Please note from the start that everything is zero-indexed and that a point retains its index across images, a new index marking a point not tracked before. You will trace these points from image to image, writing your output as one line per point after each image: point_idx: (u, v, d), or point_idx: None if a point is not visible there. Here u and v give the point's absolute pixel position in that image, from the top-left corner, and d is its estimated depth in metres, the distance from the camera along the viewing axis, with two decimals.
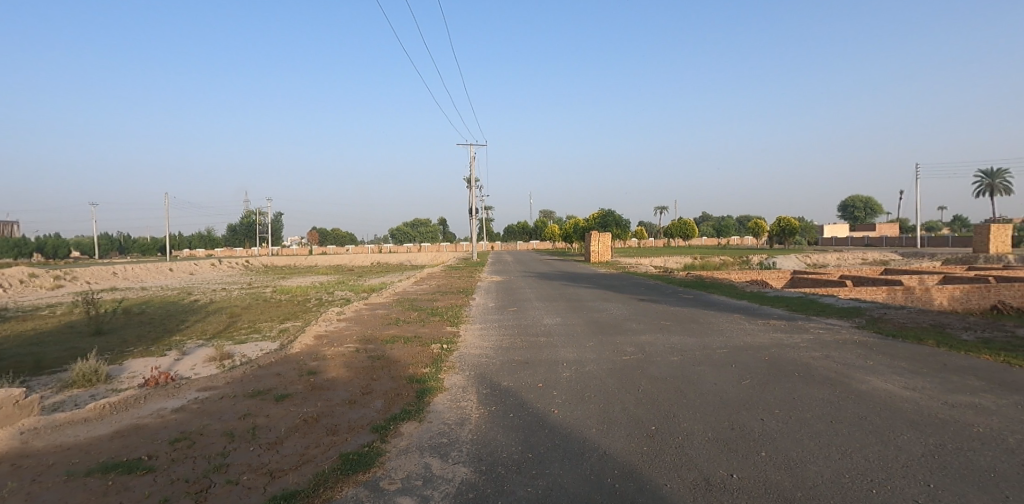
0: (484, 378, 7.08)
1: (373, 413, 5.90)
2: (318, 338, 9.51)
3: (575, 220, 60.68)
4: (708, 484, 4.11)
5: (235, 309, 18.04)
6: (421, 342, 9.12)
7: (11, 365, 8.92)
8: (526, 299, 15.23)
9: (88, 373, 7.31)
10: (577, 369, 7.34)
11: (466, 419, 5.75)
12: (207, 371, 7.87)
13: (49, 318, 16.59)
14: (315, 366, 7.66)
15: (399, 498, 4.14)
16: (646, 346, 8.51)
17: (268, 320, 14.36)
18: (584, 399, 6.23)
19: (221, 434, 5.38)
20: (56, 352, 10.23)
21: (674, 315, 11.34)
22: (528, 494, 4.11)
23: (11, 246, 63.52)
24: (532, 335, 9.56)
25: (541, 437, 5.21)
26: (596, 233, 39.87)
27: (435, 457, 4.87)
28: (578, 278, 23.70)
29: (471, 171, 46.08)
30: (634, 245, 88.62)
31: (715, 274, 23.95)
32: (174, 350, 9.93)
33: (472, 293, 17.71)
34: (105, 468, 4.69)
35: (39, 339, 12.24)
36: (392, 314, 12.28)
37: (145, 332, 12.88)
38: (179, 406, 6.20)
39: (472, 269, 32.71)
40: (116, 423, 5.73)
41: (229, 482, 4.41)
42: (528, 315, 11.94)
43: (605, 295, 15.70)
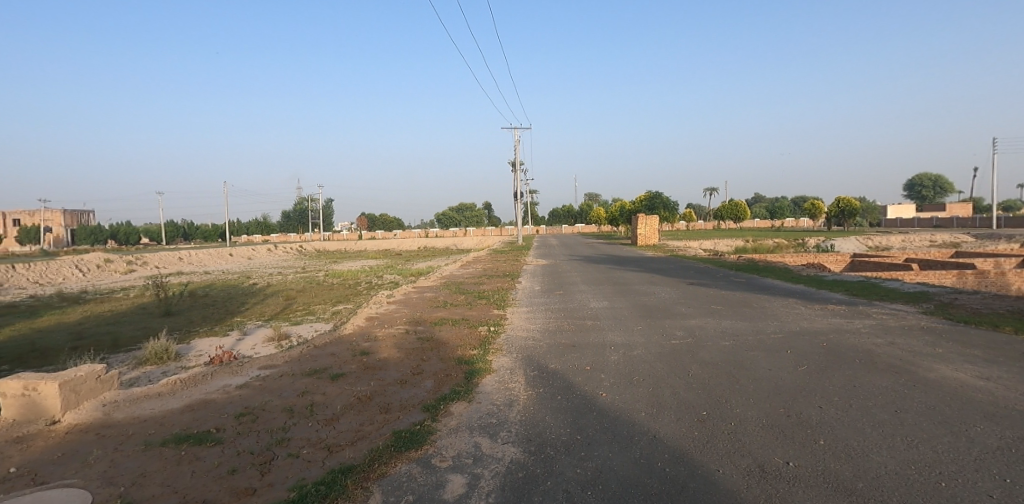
0: (532, 360, 7.10)
1: (423, 393, 6.02)
2: (369, 319, 9.79)
3: (619, 203, 59.49)
4: (763, 471, 4.01)
5: (291, 291, 18.77)
6: (468, 324, 9.24)
7: (93, 343, 9.66)
8: (571, 282, 15.19)
9: (160, 350, 7.78)
10: (625, 353, 7.25)
11: (515, 399, 5.80)
12: (266, 350, 8.26)
13: (124, 300, 17.80)
14: (367, 346, 7.91)
15: (449, 475, 4.27)
16: (696, 330, 8.33)
17: (322, 302, 14.91)
18: (632, 382, 6.16)
19: (281, 410, 5.64)
20: (131, 331, 10.95)
21: (725, 299, 11.02)
22: (577, 475, 4.13)
23: (89, 234, 68.92)
24: (579, 318, 9.50)
25: (589, 420, 5.20)
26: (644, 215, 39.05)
27: (485, 437, 4.95)
28: (625, 261, 23.50)
29: (515, 154, 45.82)
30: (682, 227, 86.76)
31: (768, 257, 23.14)
32: (236, 330, 10.47)
33: (519, 276, 17.77)
34: (178, 438, 5.04)
35: (116, 319, 13.17)
36: (440, 297, 12.51)
37: (209, 313, 13.63)
38: (242, 382, 6.53)
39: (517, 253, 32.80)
40: (186, 397, 6.09)
41: (289, 456, 4.66)
42: (574, 298, 11.89)
43: (653, 278, 15.45)
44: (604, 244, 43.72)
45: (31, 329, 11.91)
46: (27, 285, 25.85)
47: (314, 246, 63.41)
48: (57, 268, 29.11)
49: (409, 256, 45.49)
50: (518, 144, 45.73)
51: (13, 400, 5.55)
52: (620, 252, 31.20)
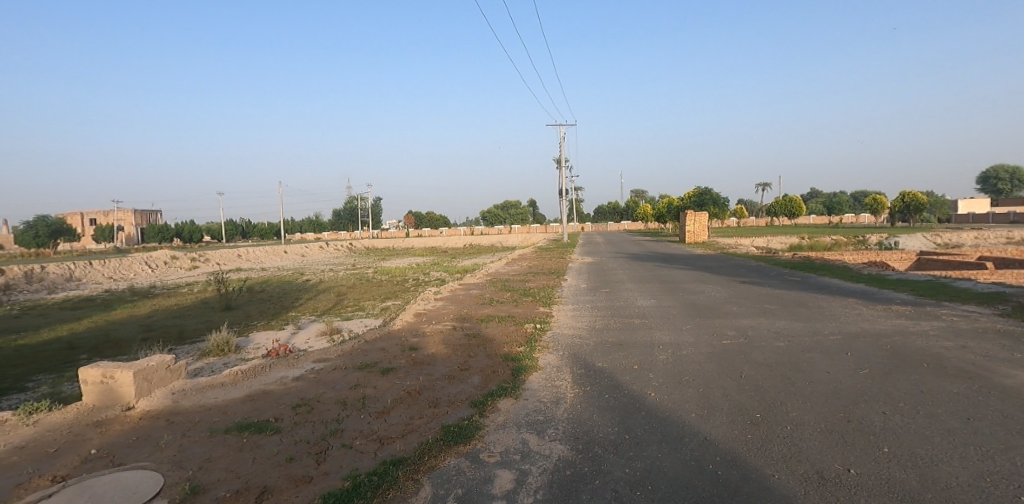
0: (579, 358, 7.05)
1: (471, 389, 6.09)
2: (417, 315, 9.98)
3: (666, 200, 58.30)
4: (822, 478, 3.83)
5: (342, 288, 19.37)
6: (515, 321, 9.27)
7: (162, 334, 10.28)
8: (618, 280, 15.00)
9: (221, 343, 8.17)
10: (675, 352, 7.10)
11: (562, 397, 5.77)
12: (319, 344, 8.54)
13: (189, 295, 18.84)
14: (415, 342, 8.06)
15: (498, 471, 4.30)
16: (748, 330, 8.07)
17: (371, 299, 15.30)
18: (682, 382, 6.02)
19: (335, 402, 5.83)
20: (195, 324, 11.57)
21: (779, 298, 10.61)
22: (626, 475, 4.07)
23: (157, 233, 73.43)
24: (626, 317, 9.36)
25: (638, 420, 5.12)
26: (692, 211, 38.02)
27: (532, 434, 4.96)
28: (672, 259, 23.00)
29: (560, 151, 45.66)
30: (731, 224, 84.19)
31: (825, 255, 22.10)
32: (291, 324, 10.89)
33: (564, 274, 17.69)
34: (240, 426, 5.30)
35: (182, 312, 13.95)
36: (486, 294, 12.61)
37: (266, 308, 14.23)
38: (298, 374, 6.78)
39: (561, 251, 32.60)
40: (247, 388, 6.38)
41: (343, 446, 4.81)
42: (621, 296, 11.73)
43: (702, 276, 15.05)
44: (650, 241, 42.95)
45: (107, 321, 12.80)
46: (103, 280, 27.75)
47: (363, 243, 65.37)
48: (129, 265, 31.12)
49: (453, 254, 45.94)
50: (563, 141, 45.48)
51: (93, 387, 5.99)
52: (667, 249, 30.54)
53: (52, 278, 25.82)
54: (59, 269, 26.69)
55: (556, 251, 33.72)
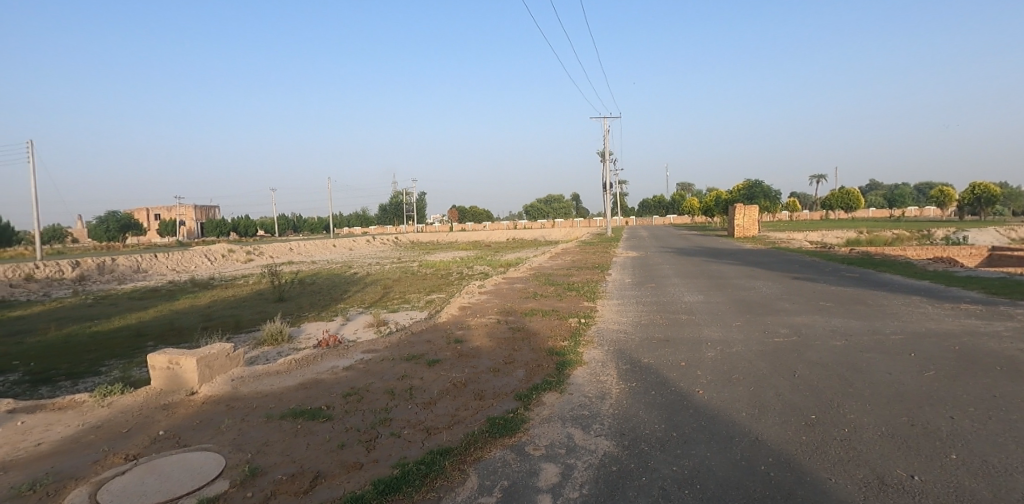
0: (624, 354, 6.97)
1: (515, 382, 6.12)
2: (462, 309, 10.10)
3: (715, 193, 56.71)
4: (882, 483, 3.66)
5: (388, 281, 19.85)
6: (559, 315, 9.26)
7: (221, 324, 10.82)
8: (663, 275, 14.73)
9: (275, 332, 8.53)
10: (724, 350, 6.92)
11: (607, 392, 5.73)
12: (367, 335, 8.78)
13: (245, 287, 19.73)
14: (460, 334, 8.18)
15: (543, 464, 4.31)
16: (802, 328, 7.77)
17: (416, 292, 15.61)
18: (732, 381, 5.86)
19: (384, 392, 5.98)
20: (251, 315, 12.12)
21: (834, 295, 10.17)
22: (674, 473, 4.00)
23: (213, 227, 77.21)
24: (672, 313, 9.18)
25: (686, 417, 5.02)
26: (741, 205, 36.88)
27: (577, 428, 4.95)
28: (718, 254, 22.39)
29: (604, 144, 45.08)
30: (781, 218, 81.21)
31: (885, 250, 21.01)
32: (340, 316, 11.25)
33: (608, 268, 17.50)
34: (295, 413, 5.52)
35: (239, 303, 14.64)
36: (529, 288, 12.65)
37: (317, 300, 14.74)
38: (348, 364, 7.00)
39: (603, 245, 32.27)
40: (300, 376, 6.64)
41: (392, 435, 4.94)
42: (667, 291, 11.52)
43: (751, 272, 14.59)
44: (696, 236, 41.96)
45: (172, 310, 13.57)
46: (167, 272, 29.42)
47: (407, 238, 66.68)
48: (190, 257, 32.85)
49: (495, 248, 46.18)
50: (606, 134, 44.96)
51: (160, 372, 6.37)
52: (713, 244, 29.75)
53: (122, 269, 27.57)
54: (128, 261, 28.45)
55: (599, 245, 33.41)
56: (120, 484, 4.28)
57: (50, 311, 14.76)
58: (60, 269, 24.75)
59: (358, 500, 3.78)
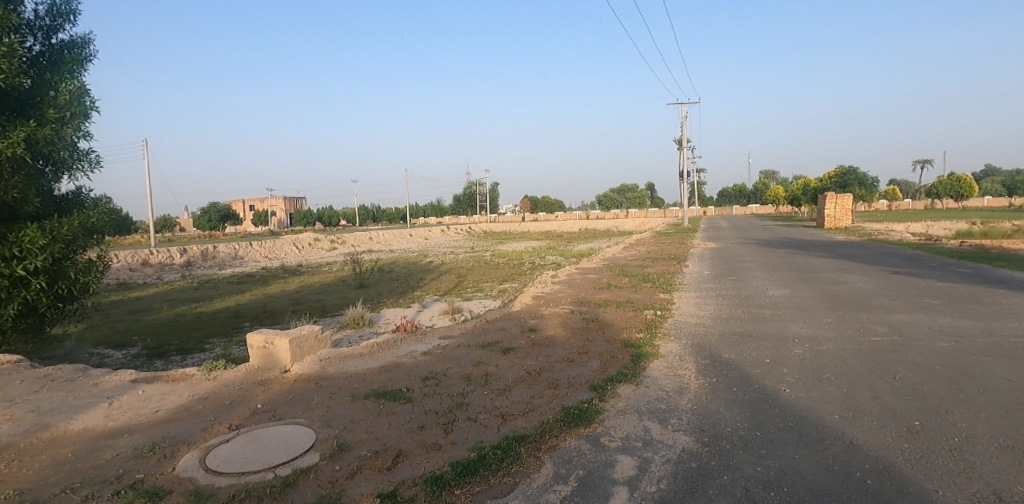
0: (704, 348, 6.75)
1: (590, 373, 6.09)
2: (535, 298, 10.16)
3: (804, 181, 53.12)
4: (1000, 500, 3.31)
5: (462, 270, 20.34)
6: (634, 307, 9.09)
7: (309, 308, 11.55)
8: (744, 267, 14.06)
9: (357, 317, 9.00)
10: (813, 347, 6.52)
11: (686, 387, 5.57)
12: (443, 322, 9.06)
13: (330, 274, 20.95)
14: (534, 324, 8.24)
15: (619, 456, 4.27)
16: (903, 327, 7.16)
17: (489, 281, 15.88)
18: (822, 380, 5.51)
19: (460, 377, 6.14)
20: (336, 300, 12.86)
21: (942, 292, 9.28)
22: (758, 474, 3.83)
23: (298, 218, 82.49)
24: (755, 307, 8.76)
25: (771, 417, 4.78)
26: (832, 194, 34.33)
27: (654, 422, 4.85)
28: (807, 246, 21.03)
29: (681, 132, 43.46)
30: (876, 207, 74.88)
31: (1005, 244, 18.84)
32: (417, 303, 11.67)
33: (684, 260, 16.94)
34: (377, 393, 5.80)
35: (325, 289, 15.56)
36: (603, 278, 12.51)
37: (396, 287, 15.38)
38: (426, 349, 7.25)
39: (678, 236, 31.19)
40: (382, 358, 6.96)
41: (469, 419, 5.08)
42: (749, 284, 10.99)
43: (844, 265, 13.60)
44: (781, 226, 39.65)
45: (266, 294, 14.66)
46: (260, 259, 31.71)
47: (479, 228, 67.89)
48: (281, 245, 35.28)
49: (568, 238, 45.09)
50: (683, 120, 43.29)
51: (258, 350, 6.90)
52: (799, 236, 28.02)
53: (222, 255, 30.10)
54: (228, 249, 31.01)
55: (673, 236, 32.31)
56: (225, 451, 4.70)
57: (164, 292, 16.38)
58: (171, 255, 27.34)
59: (437, 479, 3.93)
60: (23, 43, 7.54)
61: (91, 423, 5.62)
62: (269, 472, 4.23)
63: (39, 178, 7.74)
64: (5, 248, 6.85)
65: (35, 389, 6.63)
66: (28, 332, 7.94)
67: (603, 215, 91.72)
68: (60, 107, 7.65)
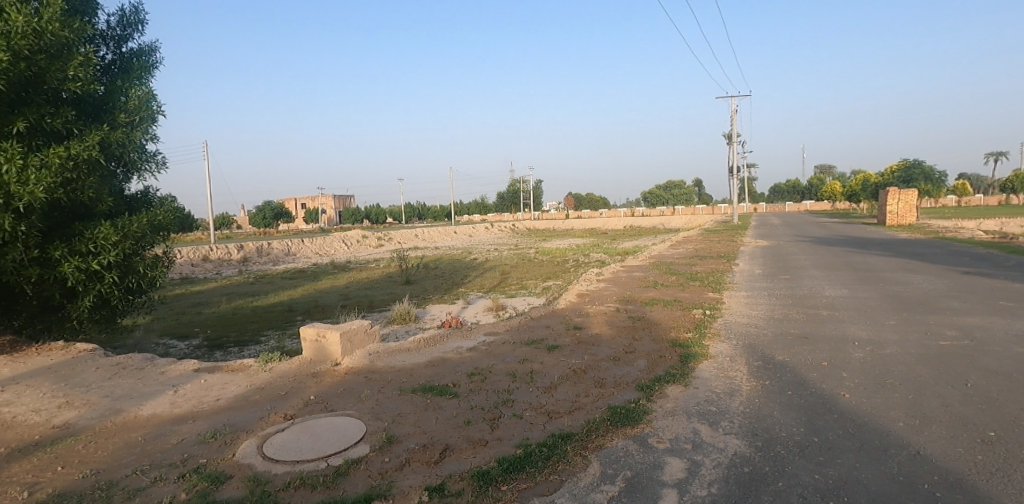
0: (756, 349, 6.55)
1: (637, 372, 6.01)
2: (580, 296, 10.11)
3: (863, 176, 50.51)
4: None
5: (506, 267, 20.45)
6: (681, 306, 8.91)
7: (358, 303, 11.90)
8: (799, 266, 13.53)
9: (403, 312, 9.20)
10: (875, 351, 6.22)
11: (737, 389, 5.42)
12: (487, 319, 9.15)
13: (377, 270, 21.49)
14: (579, 321, 8.21)
15: (667, 458, 4.20)
16: (976, 331, 6.72)
17: (533, 278, 15.90)
18: (885, 386, 5.25)
19: (506, 374, 6.19)
20: (384, 296, 13.18)
21: (1019, 294, 8.66)
22: (816, 482, 3.69)
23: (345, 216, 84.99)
24: (812, 307, 8.42)
25: (829, 422, 4.60)
26: (895, 190, 32.54)
27: (704, 424, 4.75)
28: (866, 244, 20.03)
29: (731, 127, 42.17)
30: (942, 203, 70.45)
31: None
32: (462, 299, 11.83)
33: (734, 258, 16.44)
34: (425, 388, 5.91)
35: (372, 285, 15.98)
36: (649, 277, 12.32)
37: (441, 283, 15.63)
38: (472, 345, 7.34)
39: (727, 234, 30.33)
40: (429, 354, 7.09)
41: (515, 415, 5.11)
42: (804, 284, 10.58)
43: (909, 265, 12.87)
44: (837, 224, 37.88)
45: (318, 289, 15.19)
46: (311, 255, 32.84)
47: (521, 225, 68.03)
48: (330, 242, 36.44)
49: (614, 236, 42.85)
50: (733, 113, 41.97)
51: (310, 343, 7.17)
52: (858, 233, 26.71)
53: (276, 252, 31.36)
54: (281, 245, 32.28)
55: (720, 233, 31.43)
56: (281, 439, 4.90)
57: (222, 287, 17.23)
58: (229, 251, 28.69)
59: (484, 475, 3.97)
60: (97, 52, 8.07)
61: (158, 409, 5.97)
62: (322, 462, 4.38)
63: (112, 179, 8.28)
64: (82, 244, 7.37)
65: (109, 376, 7.10)
66: (102, 323, 8.51)
67: (649, 213, 90.21)
68: (130, 112, 8.15)
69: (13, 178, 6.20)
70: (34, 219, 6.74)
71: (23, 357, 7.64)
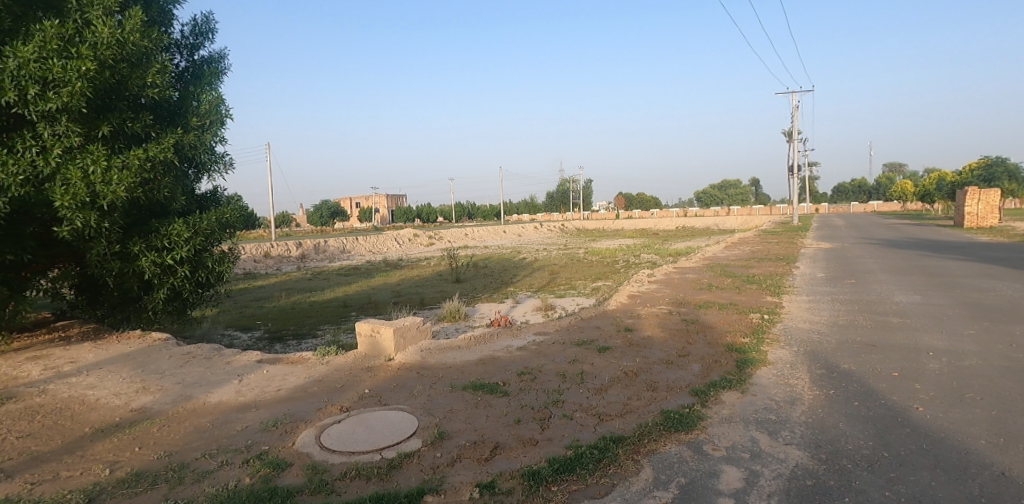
0: (819, 356, 6.28)
1: (690, 377, 5.89)
2: (631, 297, 9.98)
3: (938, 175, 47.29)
4: None
5: (555, 266, 20.43)
6: (737, 309, 8.64)
7: (410, 300, 12.18)
8: (866, 271, 12.83)
9: (453, 310, 9.35)
10: (952, 362, 5.83)
11: (798, 398, 5.22)
12: (536, 318, 9.17)
13: (428, 268, 21.94)
14: (630, 323, 8.10)
15: (723, 466, 4.09)
16: None
17: (582, 278, 15.80)
18: (965, 400, 4.91)
19: (555, 374, 6.19)
20: (435, 293, 13.44)
21: None
22: (886, 499, 3.50)
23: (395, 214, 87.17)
24: (880, 314, 7.97)
25: (900, 437, 4.35)
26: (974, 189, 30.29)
27: (763, 433, 4.59)
28: (941, 248, 18.74)
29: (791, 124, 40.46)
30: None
31: None
32: (511, 298, 11.91)
33: (794, 261, 15.75)
34: (475, 385, 6.00)
35: (423, 282, 16.33)
36: (703, 279, 12.00)
37: (490, 282, 15.78)
38: (521, 345, 7.38)
39: (785, 235, 29.14)
40: (479, 352, 7.18)
41: (565, 416, 5.11)
42: (871, 289, 10.03)
43: (991, 271, 11.96)
44: (908, 226, 35.63)
45: (371, 286, 15.66)
46: (364, 253, 33.91)
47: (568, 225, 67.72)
48: (383, 240, 37.46)
49: (665, 236, 42.72)
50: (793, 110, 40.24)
51: (365, 338, 7.41)
52: (931, 236, 25.04)
53: (332, 249, 32.55)
54: (336, 243, 33.47)
55: (780, 234, 30.28)
56: (338, 430, 5.09)
57: (282, 282, 18.06)
58: (289, 248, 30.00)
59: (535, 474, 3.99)
60: (173, 60, 8.60)
61: (224, 397, 6.34)
62: (376, 454, 4.53)
63: (185, 179, 8.83)
64: (158, 239, 7.90)
65: (180, 364, 7.58)
66: (174, 313, 9.09)
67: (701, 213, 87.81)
68: (201, 116, 8.65)
69: (98, 178, 6.71)
70: (116, 217, 7.28)
71: (106, 344, 8.28)
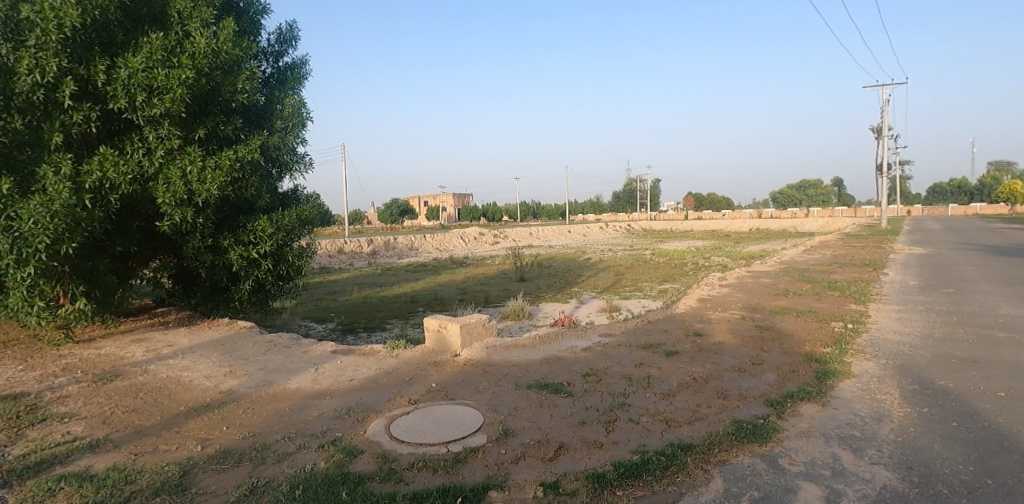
0: (911, 371, 5.84)
1: (765, 386, 5.65)
2: (701, 301, 9.67)
3: None
4: None
5: (620, 267, 20.11)
6: (817, 317, 8.17)
7: (475, 297, 12.41)
8: (968, 279, 11.72)
9: (518, 308, 9.45)
10: None
11: (886, 414, 4.88)
12: (601, 319, 9.10)
13: (492, 266, 22.23)
14: (700, 328, 7.87)
15: (801, 482, 3.91)
16: None
17: (648, 280, 15.47)
18: None
19: (621, 377, 6.13)
20: (500, 292, 13.60)
21: None
22: None
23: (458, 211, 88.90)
24: (985, 328, 7.27)
25: (1006, 463, 3.97)
26: None
27: (846, 450, 4.34)
28: None
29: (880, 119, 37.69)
30: None
31: None
32: (576, 299, 11.85)
33: (883, 267, 14.64)
34: (540, 384, 6.05)
35: (487, 280, 16.57)
36: (779, 284, 11.43)
37: (554, 282, 15.78)
38: (586, 346, 7.35)
39: (871, 238, 27.16)
40: (543, 351, 7.23)
41: (631, 420, 5.05)
42: (974, 300, 9.18)
43: None
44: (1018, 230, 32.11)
45: (438, 283, 16.09)
46: (430, 250, 34.82)
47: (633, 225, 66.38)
48: (449, 238, 38.30)
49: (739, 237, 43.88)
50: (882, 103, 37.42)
51: (433, 333, 7.64)
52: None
53: (400, 246, 33.67)
54: (404, 240, 34.57)
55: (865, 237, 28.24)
56: (406, 422, 5.30)
57: (354, 277, 18.89)
58: (360, 245, 31.32)
59: (600, 477, 3.98)
60: (260, 67, 9.21)
61: (302, 384, 6.74)
62: (443, 446, 4.68)
63: (269, 178, 9.43)
64: (245, 235, 8.49)
65: (262, 351, 8.14)
66: (257, 304, 9.76)
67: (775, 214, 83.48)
68: (286, 119, 9.21)
69: (194, 177, 7.31)
70: (209, 213, 7.89)
71: (198, 330, 9.02)
